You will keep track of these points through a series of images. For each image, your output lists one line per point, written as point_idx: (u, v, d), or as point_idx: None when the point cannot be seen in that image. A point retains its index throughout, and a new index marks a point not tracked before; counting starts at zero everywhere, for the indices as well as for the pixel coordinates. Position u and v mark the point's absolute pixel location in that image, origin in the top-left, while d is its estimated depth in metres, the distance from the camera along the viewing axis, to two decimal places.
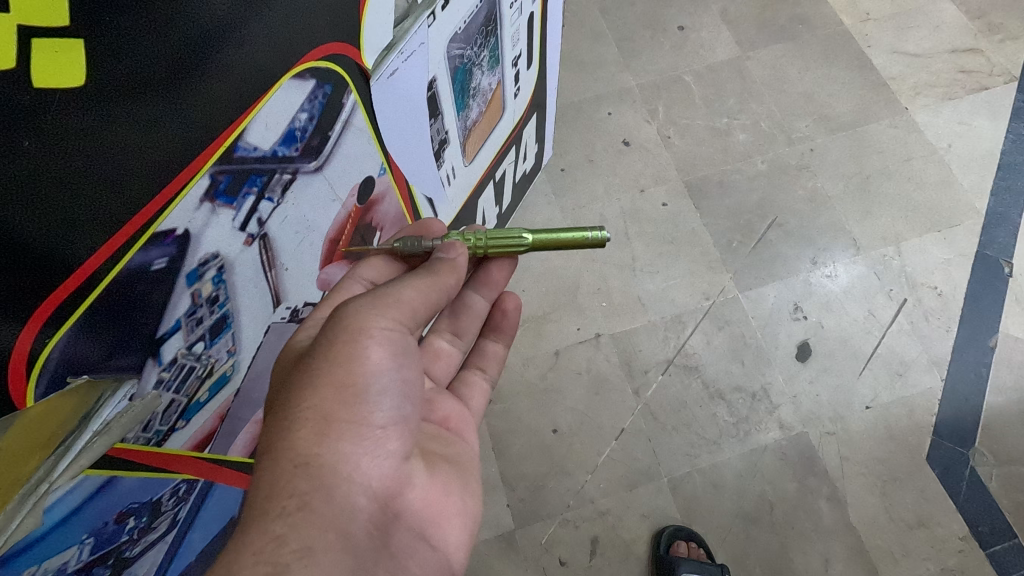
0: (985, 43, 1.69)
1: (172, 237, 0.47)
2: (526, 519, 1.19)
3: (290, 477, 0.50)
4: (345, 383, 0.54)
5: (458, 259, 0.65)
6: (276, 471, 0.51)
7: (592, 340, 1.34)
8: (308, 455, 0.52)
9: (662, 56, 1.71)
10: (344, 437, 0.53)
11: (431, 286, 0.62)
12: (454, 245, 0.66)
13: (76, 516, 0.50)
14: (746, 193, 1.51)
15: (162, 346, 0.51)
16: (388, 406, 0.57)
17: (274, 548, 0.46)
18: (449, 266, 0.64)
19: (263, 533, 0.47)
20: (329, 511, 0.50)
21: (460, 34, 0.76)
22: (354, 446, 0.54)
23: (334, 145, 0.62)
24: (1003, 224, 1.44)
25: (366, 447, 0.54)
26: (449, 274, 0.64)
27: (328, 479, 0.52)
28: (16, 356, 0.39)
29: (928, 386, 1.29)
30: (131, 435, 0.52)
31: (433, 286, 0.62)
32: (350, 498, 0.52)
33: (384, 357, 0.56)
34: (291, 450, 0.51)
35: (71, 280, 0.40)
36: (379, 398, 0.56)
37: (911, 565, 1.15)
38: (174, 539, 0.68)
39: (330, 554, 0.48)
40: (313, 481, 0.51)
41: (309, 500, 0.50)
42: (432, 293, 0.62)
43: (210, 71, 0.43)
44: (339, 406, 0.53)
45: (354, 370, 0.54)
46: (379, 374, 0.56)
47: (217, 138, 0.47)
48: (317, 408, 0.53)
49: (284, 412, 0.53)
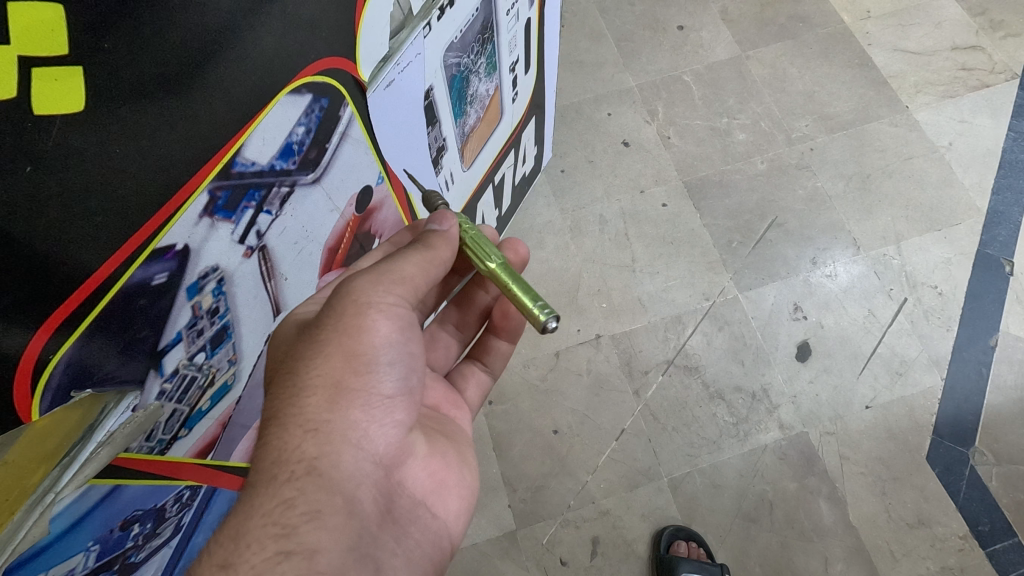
0: (986, 40, 1.68)
1: (171, 253, 0.48)
2: (528, 520, 1.19)
3: (300, 442, 0.53)
4: (355, 354, 0.56)
5: (451, 230, 0.64)
6: (285, 436, 0.53)
7: (592, 341, 1.35)
8: (318, 421, 0.54)
9: (662, 56, 1.71)
10: (352, 406, 0.56)
11: (432, 262, 0.61)
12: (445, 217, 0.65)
13: (81, 524, 0.51)
14: (746, 194, 1.51)
15: (162, 358, 0.52)
16: (394, 377, 0.58)
17: (282, 511, 0.50)
18: (449, 242, 0.64)
19: (273, 496, 0.50)
20: (336, 475, 0.53)
21: (457, 42, 0.77)
22: (363, 414, 0.56)
23: (332, 157, 0.63)
24: (1004, 222, 1.44)
25: (374, 415, 0.57)
26: (445, 247, 0.63)
27: (337, 445, 0.54)
28: (26, 357, 0.40)
29: (928, 386, 1.29)
30: (135, 444, 0.53)
31: (438, 261, 0.62)
32: (357, 465, 0.55)
33: (393, 331, 0.57)
34: (301, 415, 0.54)
35: (81, 291, 0.41)
36: (387, 369, 0.58)
37: (911, 564, 1.15)
38: (179, 543, 0.69)
39: (337, 516, 0.52)
40: (322, 447, 0.54)
41: (319, 465, 0.53)
42: (436, 268, 0.62)
43: (205, 88, 0.44)
44: (349, 374, 0.55)
45: (363, 342, 0.56)
46: (386, 348, 0.57)
47: (217, 154, 0.48)
48: (327, 377, 0.55)
49: (292, 378, 0.55)
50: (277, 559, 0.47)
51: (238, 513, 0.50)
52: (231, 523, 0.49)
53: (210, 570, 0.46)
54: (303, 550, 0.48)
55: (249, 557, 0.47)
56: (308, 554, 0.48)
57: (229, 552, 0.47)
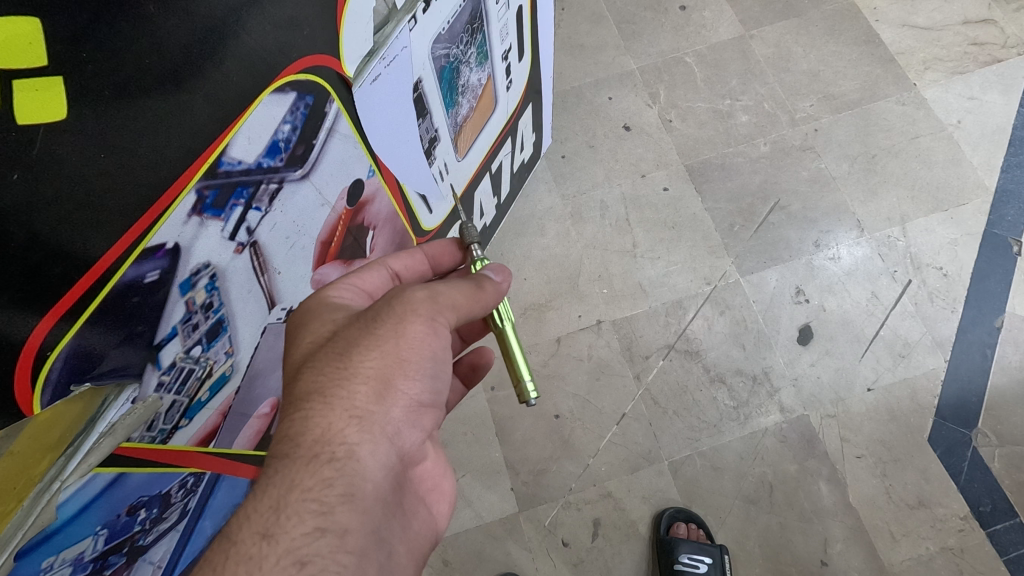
0: (999, 13, 1.63)
1: (163, 251, 0.49)
2: (530, 502, 1.22)
3: (343, 425, 0.54)
4: (410, 359, 0.57)
5: (503, 282, 0.67)
6: (328, 416, 0.54)
7: (593, 326, 1.36)
8: (364, 410, 0.55)
9: (664, 38, 1.68)
10: (396, 404, 0.57)
11: (478, 298, 0.64)
12: (503, 269, 0.68)
13: (90, 509, 0.54)
14: (748, 176, 1.50)
15: (160, 351, 0.55)
16: (433, 387, 0.60)
17: (321, 489, 0.52)
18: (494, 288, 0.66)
19: (314, 473, 0.52)
20: (370, 464, 0.55)
21: (445, 34, 0.77)
22: (400, 414, 0.58)
23: (320, 153, 0.64)
24: (1012, 201, 1.42)
25: (410, 417, 0.59)
26: (491, 294, 0.65)
27: (374, 434, 0.56)
28: (29, 347, 0.41)
29: (931, 368, 1.29)
30: (136, 434, 0.55)
31: (484, 301, 0.64)
32: (386, 457, 0.57)
33: (443, 348, 0.59)
34: (349, 401, 0.55)
35: (77, 288, 0.43)
36: (431, 378, 0.59)
37: (911, 544, 1.16)
38: (186, 527, 0.72)
39: (365, 501, 0.54)
40: (363, 435, 0.55)
41: (357, 450, 0.54)
42: (481, 307, 0.64)
43: (187, 90, 0.45)
44: (400, 376, 0.57)
45: (415, 349, 0.57)
46: (434, 360, 0.59)
47: (200, 156, 0.49)
48: (379, 372, 0.56)
49: (342, 362, 0.56)
50: (315, 534, 0.50)
51: (281, 482, 0.52)
52: (274, 492, 0.51)
53: (252, 538, 0.49)
54: (336, 529, 0.51)
55: (289, 529, 0.50)
56: (339, 533, 0.51)
57: (270, 521, 0.50)
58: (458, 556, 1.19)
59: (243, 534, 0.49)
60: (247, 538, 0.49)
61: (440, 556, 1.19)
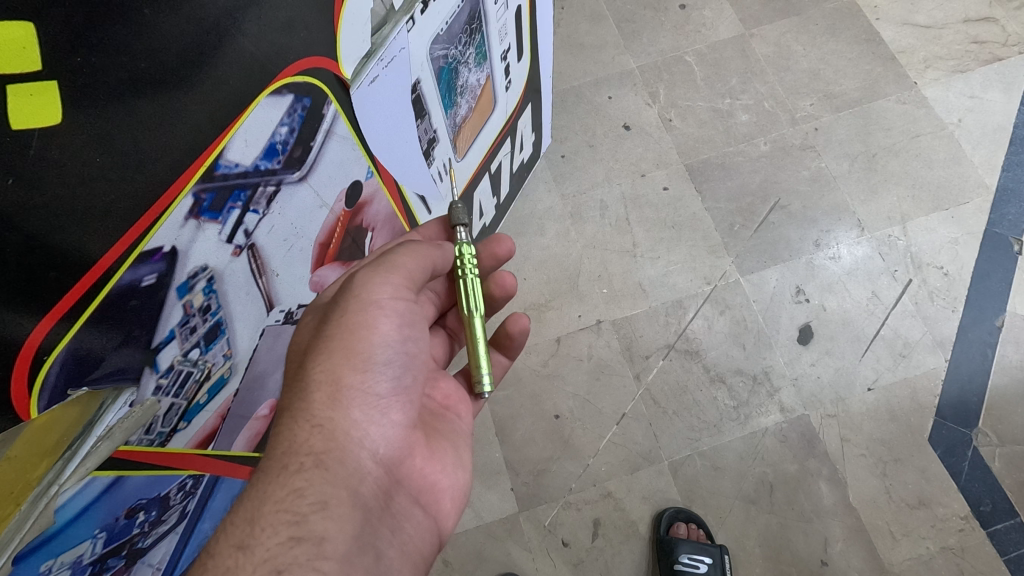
0: (1000, 11, 1.63)
1: (159, 254, 0.49)
2: (529, 502, 1.22)
3: (307, 436, 0.56)
4: (356, 351, 0.58)
5: (448, 251, 0.68)
6: (293, 429, 0.56)
7: (593, 326, 1.36)
8: (323, 417, 0.57)
9: (664, 37, 1.68)
10: (354, 404, 0.58)
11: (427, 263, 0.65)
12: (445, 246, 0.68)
13: (89, 512, 0.54)
14: (748, 175, 1.49)
15: (158, 355, 0.54)
16: (390, 377, 0.60)
17: (293, 499, 0.53)
18: (437, 249, 0.66)
19: (283, 486, 0.53)
20: (341, 470, 0.56)
21: (443, 35, 0.77)
22: (363, 412, 0.58)
23: (317, 155, 0.64)
24: (1013, 200, 1.41)
25: (374, 414, 0.59)
26: (440, 259, 0.67)
27: (340, 440, 0.57)
28: (27, 346, 0.41)
29: (931, 367, 1.29)
30: (134, 437, 0.55)
31: (426, 261, 0.65)
32: (359, 461, 0.57)
33: (392, 330, 0.60)
34: (308, 410, 0.56)
35: (73, 292, 0.43)
36: (385, 369, 0.60)
37: (911, 544, 1.16)
38: (185, 529, 0.72)
39: (342, 507, 0.54)
40: (328, 442, 0.56)
41: (325, 459, 0.56)
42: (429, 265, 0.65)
43: (183, 93, 0.45)
44: (350, 370, 0.58)
45: (363, 341, 0.59)
46: (384, 347, 0.60)
47: (197, 160, 0.49)
48: (330, 372, 0.57)
49: (302, 373, 0.58)
50: (289, 544, 0.51)
51: (253, 498, 0.53)
52: (247, 506, 0.52)
53: (227, 551, 0.49)
54: (313, 537, 0.52)
55: (264, 540, 0.50)
56: (316, 540, 0.52)
57: (245, 534, 0.50)
58: (458, 556, 1.19)
59: (219, 549, 0.50)
60: (224, 551, 0.50)
61: (440, 557, 1.19)
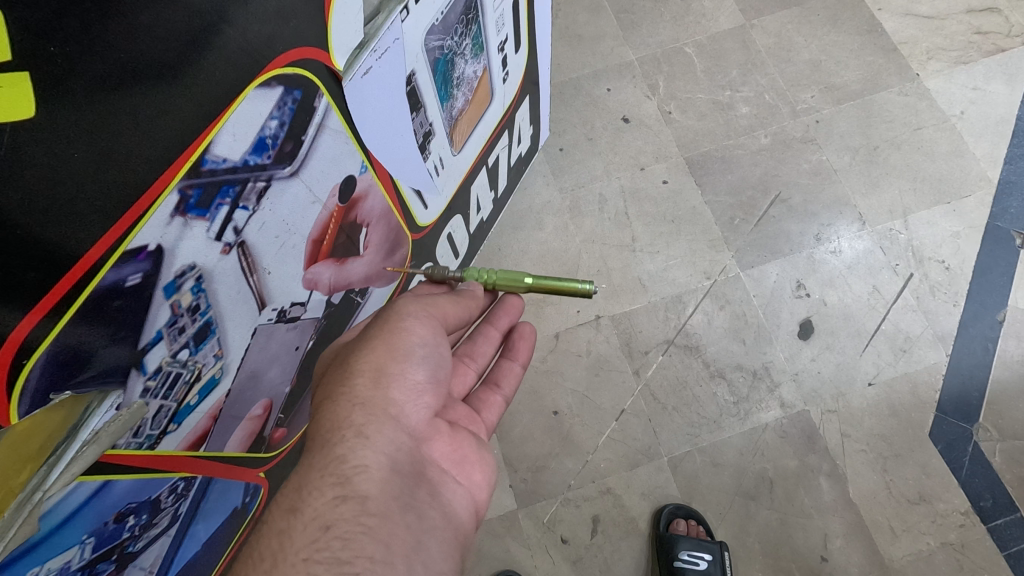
0: (1003, 2, 1.61)
1: (144, 254, 0.47)
2: (528, 499, 1.21)
3: (349, 413, 0.57)
4: (397, 345, 0.61)
5: (478, 290, 0.72)
6: (335, 409, 0.58)
7: (592, 322, 1.34)
8: (364, 397, 0.58)
9: (663, 27, 1.65)
10: (394, 386, 0.59)
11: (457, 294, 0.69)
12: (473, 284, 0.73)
13: (75, 518, 0.53)
14: (748, 169, 1.47)
15: (145, 356, 0.53)
16: (428, 368, 0.62)
17: (337, 464, 0.54)
18: (472, 295, 0.71)
19: (326, 455, 0.55)
20: (380, 440, 0.56)
21: (438, 25, 0.75)
22: (401, 394, 0.60)
23: (309, 149, 0.62)
24: (1016, 193, 1.40)
25: (411, 396, 0.60)
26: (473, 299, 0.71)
27: (379, 415, 0.58)
28: (9, 343, 0.40)
29: (932, 362, 1.28)
30: (122, 441, 0.54)
31: (465, 305, 0.69)
32: (396, 434, 0.58)
33: (429, 332, 0.63)
34: (350, 393, 0.58)
35: (58, 289, 0.42)
36: (423, 361, 0.62)
37: (911, 540, 1.15)
38: (178, 531, 0.71)
39: (382, 471, 0.55)
40: (368, 417, 0.57)
41: (365, 430, 0.56)
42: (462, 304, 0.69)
43: (167, 86, 0.44)
44: (390, 361, 0.60)
45: (403, 337, 0.61)
46: (422, 342, 0.62)
47: (183, 154, 0.47)
48: (373, 362, 0.60)
49: (344, 365, 0.61)
50: (336, 501, 0.52)
51: (300, 469, 0.55)
52: (294, 477, 0.54)
53: (281, 515, 0.51)
54: (358, 495, 0.52)
55: (313, 501, 0.51)
56: (361, 498, 0.52)
57: (295, 499, 0.52)
58: None
59: (272, 515, 0.52)
60: (277, 517, 0.52)
61: None
